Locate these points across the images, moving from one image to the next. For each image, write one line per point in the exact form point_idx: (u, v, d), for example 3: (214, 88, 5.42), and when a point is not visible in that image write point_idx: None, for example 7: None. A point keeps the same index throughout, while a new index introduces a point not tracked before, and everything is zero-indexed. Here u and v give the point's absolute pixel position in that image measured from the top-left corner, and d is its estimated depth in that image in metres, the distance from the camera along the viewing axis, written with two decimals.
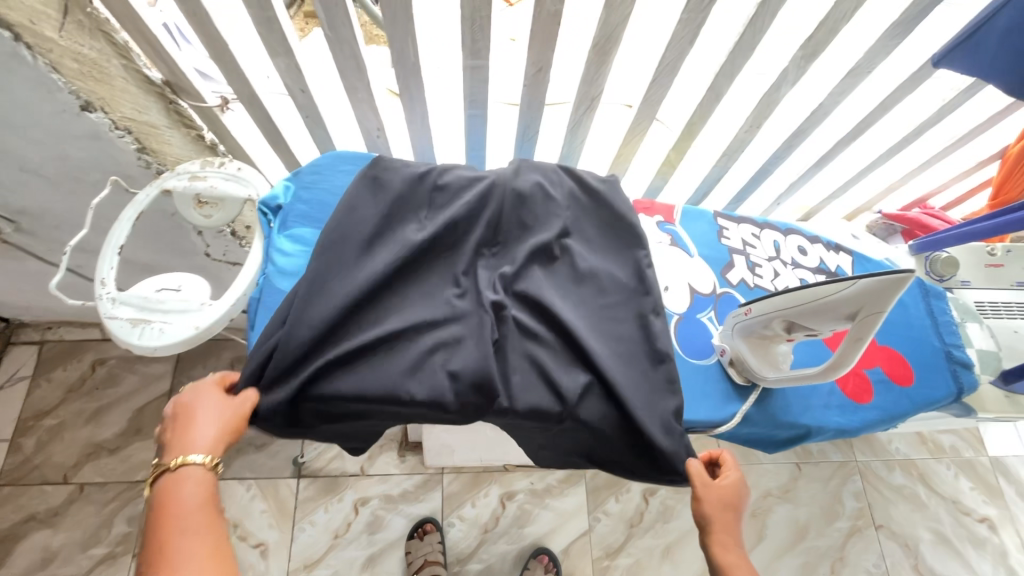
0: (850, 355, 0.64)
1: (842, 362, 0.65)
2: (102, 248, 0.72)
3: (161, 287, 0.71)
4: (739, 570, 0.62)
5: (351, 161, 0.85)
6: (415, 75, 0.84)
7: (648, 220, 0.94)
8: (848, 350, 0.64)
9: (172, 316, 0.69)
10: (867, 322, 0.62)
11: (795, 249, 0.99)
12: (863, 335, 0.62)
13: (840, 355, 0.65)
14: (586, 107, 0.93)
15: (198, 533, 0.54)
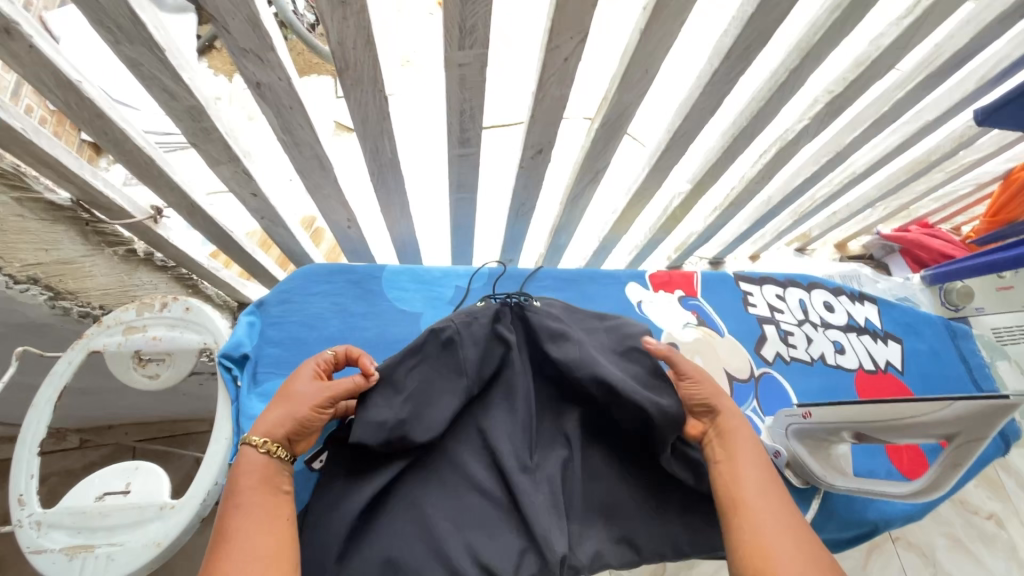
0: (946, 480, 0.56)
1: (939, 484, 0.57)
2: (15, 453, 0.55)
3: (105, 491, 0.56)
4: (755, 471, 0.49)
5: (325, 279, 0.71)
6: (394, 169, 0.71)
7: (669, 297, 0.84)
8: (942, 475, 0.56)
9: (123, 533, 0.54)
10: (964, 447, 0.53)
11: (821, 306, 0.92)
12: (961, 459, 0.54)
13: (933, 479, 0.57)
14: (588, 179, 0.82)
15: (260, 516, 0.42)
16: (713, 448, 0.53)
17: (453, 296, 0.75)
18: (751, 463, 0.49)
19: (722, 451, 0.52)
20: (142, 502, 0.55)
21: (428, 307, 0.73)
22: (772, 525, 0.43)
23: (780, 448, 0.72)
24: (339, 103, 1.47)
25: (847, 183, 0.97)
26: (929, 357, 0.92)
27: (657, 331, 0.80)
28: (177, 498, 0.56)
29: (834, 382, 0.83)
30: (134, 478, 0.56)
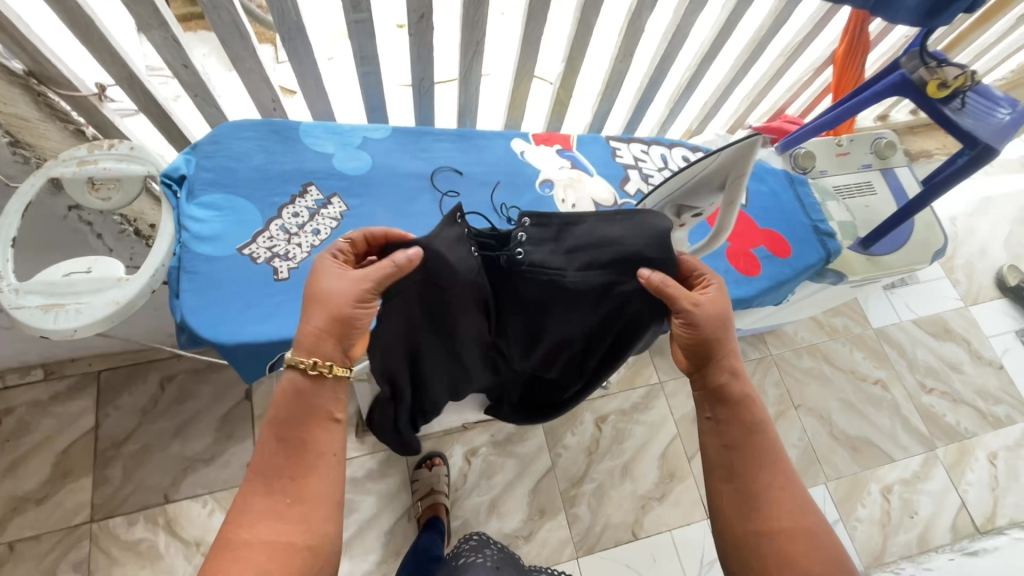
0: (728, 220, 0.77)
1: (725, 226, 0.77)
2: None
3: (69, 270, 0.69)
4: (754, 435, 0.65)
5: (249, 127, 0.85)
6: (301, 35, 0.86)
7: (548, 150, 1.01)
8: (725, 219, 0.76)
9: (88, 297, 0.68)
10: (736, 189, 0.73)
11: (680, 159, 1.11)
12: (735, 200, 0.74)
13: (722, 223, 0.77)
14: (472, 51, 0.98)
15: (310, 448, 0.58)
16: (715, 407, 0.67)
17: (361, 142, 0.90)
18: (750, 440, 0.65)
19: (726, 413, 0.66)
20: (102, 276, 0.69)
21: (339, 149, 0.88)
22: (782, 517, 0.61)
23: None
24: (279, 64, 1.63)
25: (698, 63, 1.17)
26: (769, 196, 1.12)
27: (537, 171, 0.97)
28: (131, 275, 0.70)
29: None
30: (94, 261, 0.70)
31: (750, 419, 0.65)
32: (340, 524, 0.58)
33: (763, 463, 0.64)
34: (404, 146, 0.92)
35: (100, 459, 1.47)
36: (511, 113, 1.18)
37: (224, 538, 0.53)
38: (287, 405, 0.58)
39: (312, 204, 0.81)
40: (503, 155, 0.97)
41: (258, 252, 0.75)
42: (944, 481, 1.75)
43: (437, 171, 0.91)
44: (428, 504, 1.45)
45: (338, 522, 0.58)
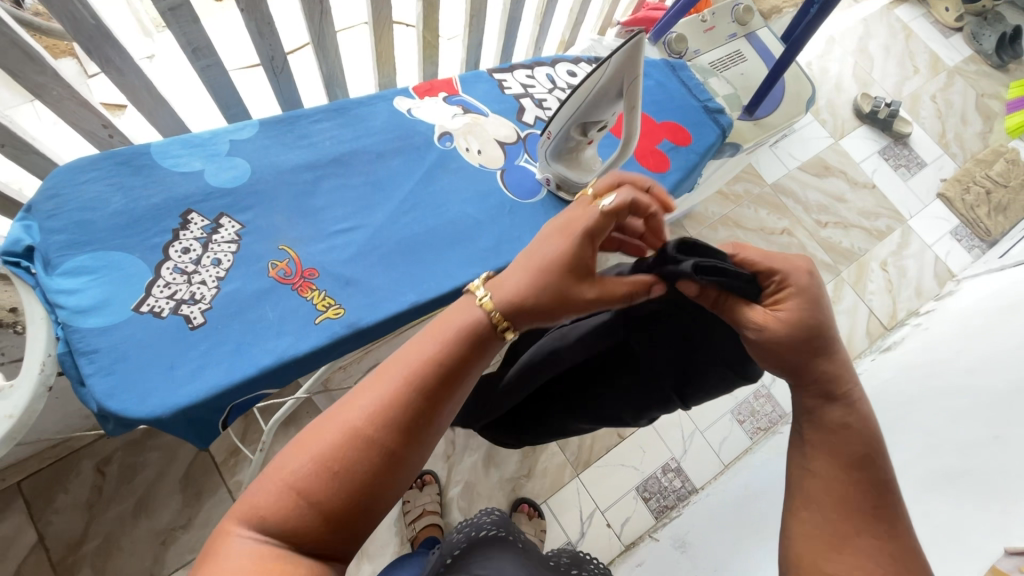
0: (633, 124, 0.75)
1: (631, 130, 0.76)
2: None
3: None
4: (843, 460, 0.50)
5: (89, 166, 0.72)
6: (109, 40, 0.71)
7: (434, 101, 0.95)
8: (630, 125, 0.75)
9: None
10: (632, 91, 0.72)
11: (566, 74, 1.08)
12: (632, 103, 0.73)
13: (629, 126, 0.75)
14: (319, 12, 0.86)
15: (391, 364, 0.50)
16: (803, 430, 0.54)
17: (229, 149, 0.79)
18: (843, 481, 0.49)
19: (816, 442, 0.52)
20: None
21: (207, 163, 0.77)
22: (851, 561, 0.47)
23: (548, 174, 0.88)
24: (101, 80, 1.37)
25: None
26: (657, 89, 1.14)
27: (430, 126, 0.91)
28: (12, 380, 0.59)
29: None
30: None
31: (850, 446, 0.50)
32: (371, 534, 0.46)
33: (847, 503, 0.49)
34: (279, 140, 0.82)
35: (61, 568, 1.31)
36: (381, 70, 1.08)
37: (276, 462, 0.45)
38: (432, 357, 0.49)
39: (200, 232, 0.72)
40: (389, 119, 0.90)
41: (159, 303, 0.66)
42: (853, 297, 2.00)
43: (325, 156, 0.83)
44: (423, 525, 1.44)
45: (371, 529, 0.46)
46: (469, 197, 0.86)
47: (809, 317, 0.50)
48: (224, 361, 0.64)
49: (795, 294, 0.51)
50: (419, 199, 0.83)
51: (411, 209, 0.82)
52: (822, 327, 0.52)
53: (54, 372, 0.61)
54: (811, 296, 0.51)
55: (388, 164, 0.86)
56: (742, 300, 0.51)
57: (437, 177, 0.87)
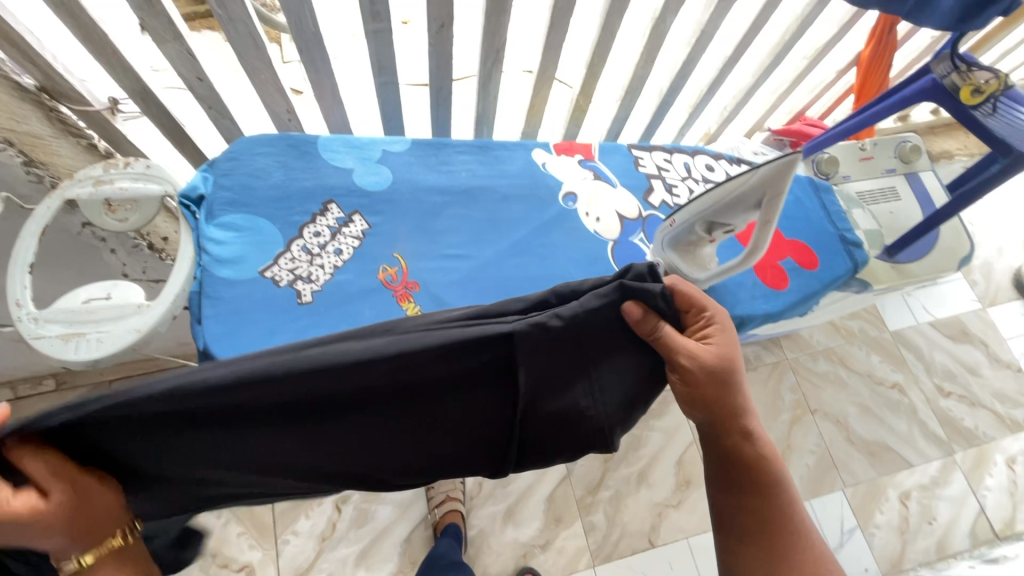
0: (764, 237, 0.73)
1: (758, 242, 0.73)
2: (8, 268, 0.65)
3: (90, 297, 0.67)
4: (765, 485, 0.62)
5: (267, 143, 0.83)
6: (319, 47, 0.83)
7: (570, 161, 0.99)
8: (759, 238, 0.73)
9: (109, 326, 0.65)
10: (768, 204, 0.70)
11: (703, 167, 1.09)
12: (766, 215, 0.71)
13: (757, 239, 0.73)
14: (492, 61, 0.96)
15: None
16: (739, 473, 0.62)
17: (381, 157, 0.88)
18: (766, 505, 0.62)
19: (753, 488, 0.62)
20: (121, 298, 0.67)
21: (358, 164, 0.86)
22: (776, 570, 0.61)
23: (659, 259, 0.88)
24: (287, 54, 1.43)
25: (722, 67, 1.15)
26: (795, 206, 1.10)
27: (558, 183, 0.95)
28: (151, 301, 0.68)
29: None
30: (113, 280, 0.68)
31: (767, 474, 0.62)
32: None
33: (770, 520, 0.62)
34: (423, 160, 0.90)
35: None
36: (529, 120, 1.15)
37: None
38: None
39: (334, 222, 0.80)
40: (525, 167, 0.96)
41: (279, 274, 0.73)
42: (962, 485, 1.72)
43: (458, 185, 0.89)
44: (444, 510, 1.44)
45: None
46: (575, 259, 0.88)
47: (724, 355, 0.56)
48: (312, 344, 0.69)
49: (716, 334, 0.56)
50: (528, 247, 0.87)
51: (519, 254, 0.86)
52: (735, 367, 0.57)
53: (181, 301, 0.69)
54: (728, 335, 0.56)
55: (510, 208, 0.91)
56: (675, 335, 0.54)
57: (550, 232, 0.90)
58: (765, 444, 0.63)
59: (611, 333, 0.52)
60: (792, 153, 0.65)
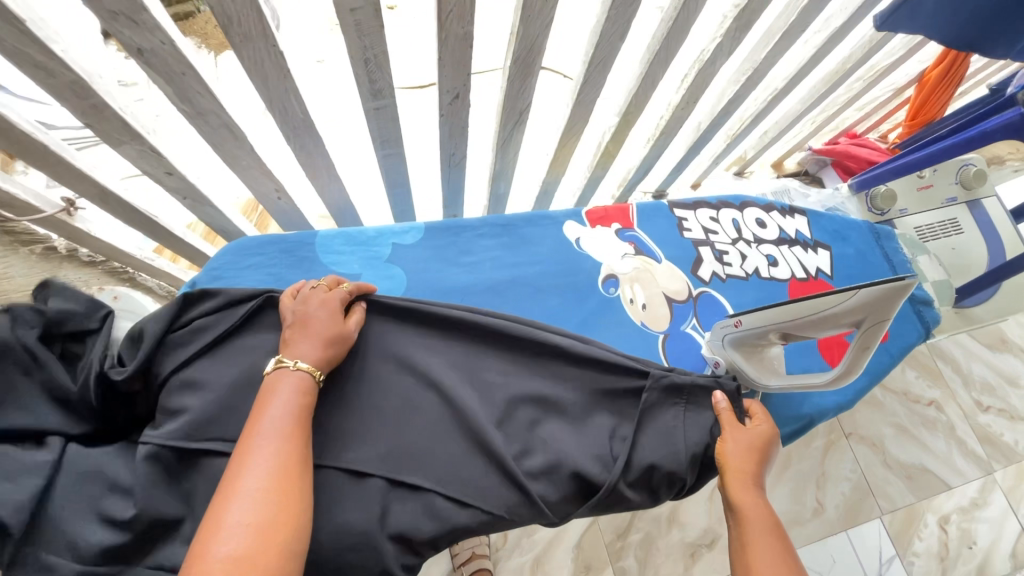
0: (858, 361, 0.62)
1: (849, 367, 0.63)
2: None
3: None
4: (756, 530, 0.57)
5: (259, 252, 0.70)
6: (310, 131, 0.69)
7: (606, 232, 0.86)
8: (852, 363, 0.62)
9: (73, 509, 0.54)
10: (870, 335, 0.59)
11: (754, 223, 0.95)
12: (865, 345, 0.60)
13: (848, 364, 0.63)
14: (514, 122, 0.81)
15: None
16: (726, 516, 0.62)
17: (392, 254, 0.75)
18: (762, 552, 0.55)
19: (733, 519, 0.60)
20: (46, 452, 0.53)
21: (366, 267, 0.73)
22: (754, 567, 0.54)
23: (719, 358, 0.76)
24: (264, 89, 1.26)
25: (770, 100, 1.00)
26: (856, 262, 0.98)
27: (597, 264, 0.82)
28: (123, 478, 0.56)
29: (769, 292, 0.88)
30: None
31: (764, 525, 0.58)
32: None
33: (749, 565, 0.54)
34: (441, 252, 0.77)
35: None
36: (551, 170, 1.01)
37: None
38: None
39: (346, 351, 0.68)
40: (556, 247, 0.83)
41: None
42: (1003, 506, 1.65)
43: (484, 280, 0.77)
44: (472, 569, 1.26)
45: None
46: None
47: (760, 442, 0.67)
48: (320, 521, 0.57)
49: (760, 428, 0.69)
50: None
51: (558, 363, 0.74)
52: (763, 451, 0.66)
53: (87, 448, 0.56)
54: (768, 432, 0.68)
55: (545, 303, 0.78)
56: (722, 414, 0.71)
57: (591, 329, 0.78)
58: (766, 507, 0.61)
59: (663, 405, 0.71)
60: (908, 279, 0.53)
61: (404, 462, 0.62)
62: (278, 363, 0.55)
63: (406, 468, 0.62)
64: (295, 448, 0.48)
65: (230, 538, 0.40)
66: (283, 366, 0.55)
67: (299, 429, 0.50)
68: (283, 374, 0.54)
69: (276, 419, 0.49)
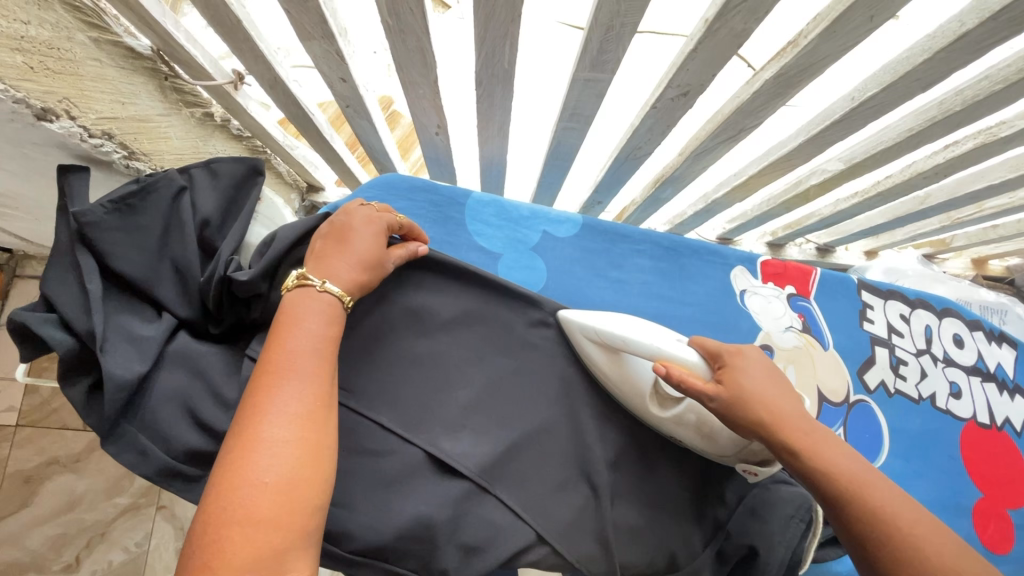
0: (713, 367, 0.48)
1: (714, 434, 0.55)
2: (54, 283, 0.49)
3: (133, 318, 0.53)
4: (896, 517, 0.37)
5: (407, 193, 0.65)
6: (505, 83, 0.60)
7: (775, 293, 0.73)
8: (653, 398, 0.58)
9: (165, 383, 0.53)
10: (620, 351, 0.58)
11: (950, 338, 0.79)
12: (625, 360, 0.59)
13: (639, 401, 0.59)
14: (726, 137, 0.67)
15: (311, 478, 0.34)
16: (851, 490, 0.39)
17: (539, 242, 0.67)
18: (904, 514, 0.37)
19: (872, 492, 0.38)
20: (151, 329, 0.53)
21: (510, 249, 0.66)
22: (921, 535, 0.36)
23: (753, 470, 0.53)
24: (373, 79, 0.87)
25: None
26: None
27: (753, 328, 0.70)
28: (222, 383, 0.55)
29: (936, 429, 0.74)
30: (75, 248, 0.49)
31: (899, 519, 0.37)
32: None
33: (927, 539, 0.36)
34: (591, 258, 0.68)
35: None
36: (729, 193, 0.87)
37: None
38: None
39: None
40: (716, 292, 0.71)
41: (376, 363, 0.57)
42: None
43: (626, 305, 0.67)
44: None
45: None
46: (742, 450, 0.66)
47: None
48: (379, 497, 0.51)
49: None
50: None
51: None
52: None
53: (191, 337, 0.56)
54: None
55: None
56: None
57: None
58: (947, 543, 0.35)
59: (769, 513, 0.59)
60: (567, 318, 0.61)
61: (494, 471, 0.56)
62: (301, 278, 0.43)
63: (493, 483, 0.56)
64: (326, 387, 0.38)
65: (253, 497, 0.31)
66: (306, 285, 0.43)
67: (325, 366, 0.39)
68: (304, 295, 0.43)
69: (299, 358, 0.38)
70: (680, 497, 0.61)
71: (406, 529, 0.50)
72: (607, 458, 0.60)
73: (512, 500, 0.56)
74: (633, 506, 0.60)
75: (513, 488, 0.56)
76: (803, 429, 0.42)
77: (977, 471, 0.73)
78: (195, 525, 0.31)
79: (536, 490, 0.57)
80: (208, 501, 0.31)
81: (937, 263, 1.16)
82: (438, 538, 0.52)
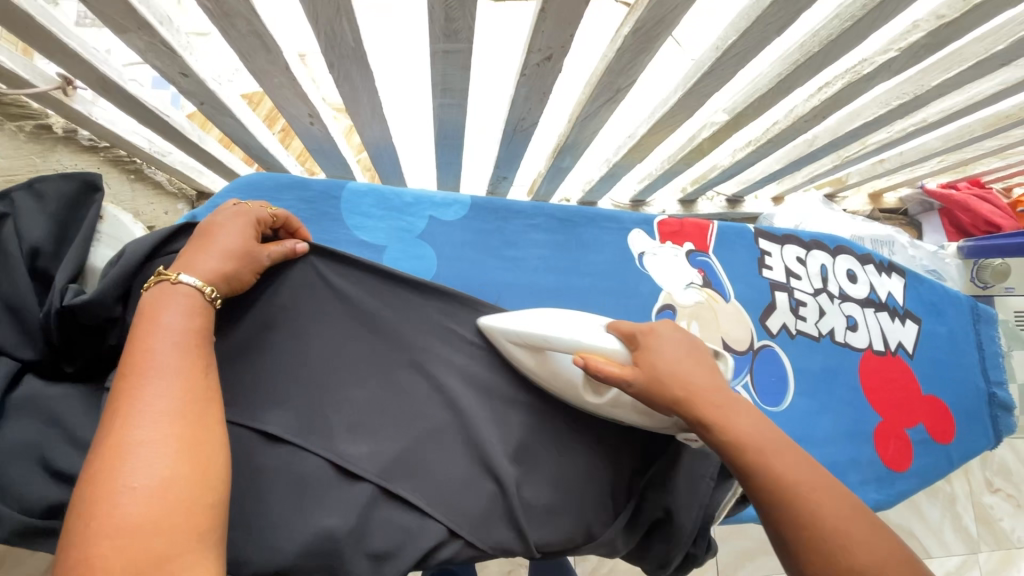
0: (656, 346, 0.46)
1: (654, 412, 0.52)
2: None
3: None
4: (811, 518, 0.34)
5: (273, 193, 0.60)
6: (359, 63, 0.55)
7: (674, 251, 0.73)
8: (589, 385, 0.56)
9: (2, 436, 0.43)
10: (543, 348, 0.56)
11: (844, 274, 0.82)
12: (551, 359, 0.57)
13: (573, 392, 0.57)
14: (606, 99, 0.66)
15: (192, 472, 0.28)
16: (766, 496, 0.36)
17: (426, 228, 0.64)
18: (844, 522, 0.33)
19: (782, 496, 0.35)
20: None
21: (395, 239, 0.63)
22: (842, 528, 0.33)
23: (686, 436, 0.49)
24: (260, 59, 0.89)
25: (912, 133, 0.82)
26: (944, 344, 0.85)
27: (655, 289, 0.70)
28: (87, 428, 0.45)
29: (837, 363, 0.77)
30: None
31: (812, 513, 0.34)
32: None
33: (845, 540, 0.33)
34: (482, 238, 0.66)
35: None
36: (627, 155, 0.86)
37: None
38: None
39: None
40: (615, 258, 0.70)
41: (256, 379, 0.52)
42: None
43: (524, 283, 0.66)
44: None
45: None
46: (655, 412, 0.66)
47: None
48: (267, 519, 0.46)
49: None
50: None
51: None
52: None
53: (41, 380, 0.46)
54: None
55: None
56: None
57: None
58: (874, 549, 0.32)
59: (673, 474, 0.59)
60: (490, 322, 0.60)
61: (397, 470, 0.53)
62: (158, 274, 0.38)
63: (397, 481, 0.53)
64: (201, 381, 0.32)
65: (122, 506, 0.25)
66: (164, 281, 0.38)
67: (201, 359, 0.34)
68: (167, 291, 0.37)
69: (168, 352, 0.32)
70: (592, 469, 0.60)
71: (305, 551, 0.46)
72: (517, 440, 0.59)
73: (420, 495, 0.53)
74: (546, 483, 0.59)
75: (419, 484, 0.54)
76: (708, 401, 0.40)
77: (877, 397, 0.78)
78: (59, 557, 0.24)
79: (443, 482, 0.55)
80: (71, 523, 0.25)
81: (839, 202, 1.20)
82: (343, 552, 0.48)
